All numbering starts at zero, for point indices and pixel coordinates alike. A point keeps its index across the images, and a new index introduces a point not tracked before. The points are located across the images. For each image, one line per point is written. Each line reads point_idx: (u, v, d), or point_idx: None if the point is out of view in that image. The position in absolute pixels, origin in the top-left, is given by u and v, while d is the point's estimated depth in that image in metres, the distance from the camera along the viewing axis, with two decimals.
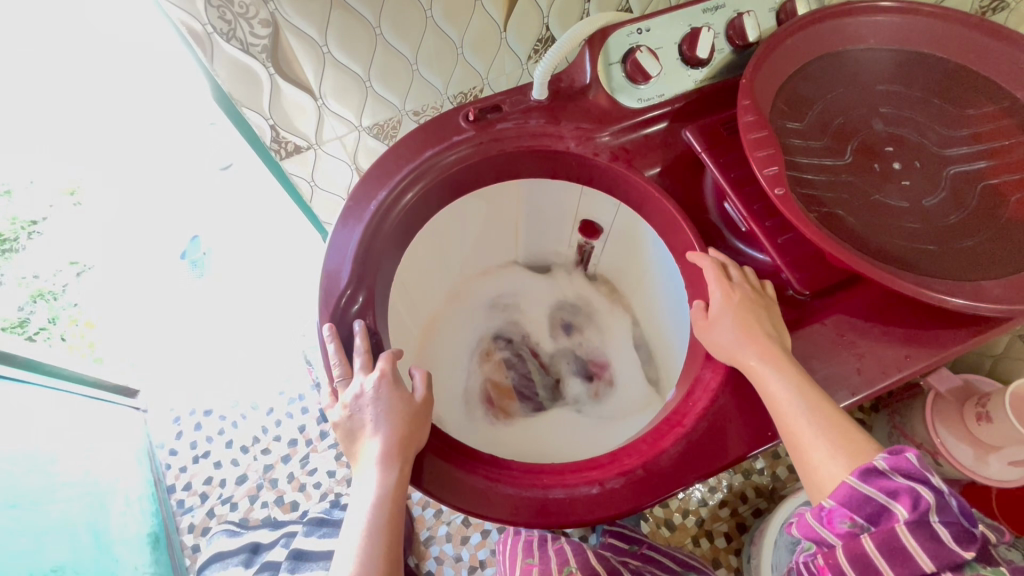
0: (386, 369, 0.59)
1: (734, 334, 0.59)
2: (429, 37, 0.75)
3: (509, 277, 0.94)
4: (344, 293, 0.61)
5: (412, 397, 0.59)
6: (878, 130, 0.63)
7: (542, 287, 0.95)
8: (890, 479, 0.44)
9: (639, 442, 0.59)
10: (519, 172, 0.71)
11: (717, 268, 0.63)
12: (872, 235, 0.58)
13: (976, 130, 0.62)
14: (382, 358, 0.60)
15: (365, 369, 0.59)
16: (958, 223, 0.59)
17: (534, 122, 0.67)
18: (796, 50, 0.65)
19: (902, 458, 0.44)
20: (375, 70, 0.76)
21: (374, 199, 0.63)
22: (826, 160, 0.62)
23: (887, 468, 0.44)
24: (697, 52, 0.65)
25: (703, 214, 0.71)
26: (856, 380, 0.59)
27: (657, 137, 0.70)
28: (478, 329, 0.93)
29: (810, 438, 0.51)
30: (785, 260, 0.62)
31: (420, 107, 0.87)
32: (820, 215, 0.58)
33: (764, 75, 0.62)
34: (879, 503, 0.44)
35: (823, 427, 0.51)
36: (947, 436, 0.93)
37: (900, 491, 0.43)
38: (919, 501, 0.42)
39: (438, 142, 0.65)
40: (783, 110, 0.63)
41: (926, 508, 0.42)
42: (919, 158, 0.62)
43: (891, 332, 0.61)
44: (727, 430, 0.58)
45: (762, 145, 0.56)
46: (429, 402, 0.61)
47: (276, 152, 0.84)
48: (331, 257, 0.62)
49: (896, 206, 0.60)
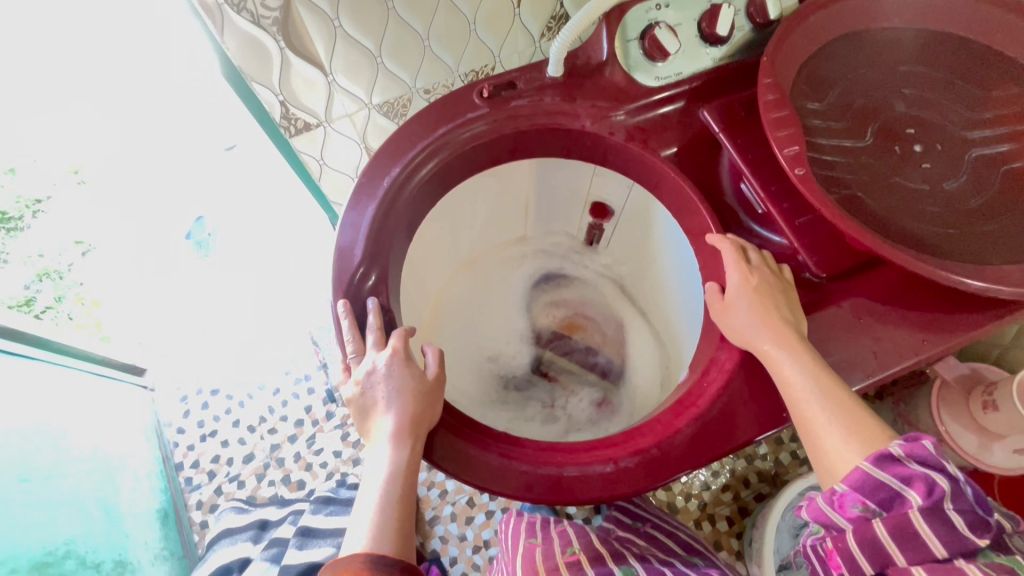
0: (398, 348, 0.58)
1: (750, 317, 0.58)
2: (441, 13, 0.74)
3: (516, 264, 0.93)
4: (357, 271, 0.60)
5: (426, 377, 0.59)
6: (899, 112, 0.63)
7: (563, 273, 0.94)
8: (905, 465, 0.44)
9: (654, 423, 0.58)
10: (534, 151, 0.70)
11: (734, 249, 0.62)
12: (892, 216, 0.58)
13: (1000, 113, 0.61)
14: (393, 336, 0.59)
15: (378, 346, 0.58)
16: (979, 207, 0.58)
17: (549, 100, 0.65)
18: (819, 28, 0.64)
19: (919, 445, 0.44)
20: (387, 45, 0.76)
21: (387, 175, 0.62)
22: (846, 141, 0.62)
23: (902, 454, 0.44)
24: (717, 29, 0.64)
25: (718, 195, 0.70)
26: (871, 363, 0.59)
27: (674, 117, 0.68)
28: (483, 305, 0.91)
29: (825, 423, 0.50)
30: (802, 243, 0.60)
31: (431, 85, 0.87)
32: (840, 197, 0.58)
33: (786, 53, 0.61)
34: (892, 490, 0.44)
35: (838, 413, 0.50)
36: (952, 423, 0.93)
37: (914, 478, 0.43)
38: (933, 488, 0.42)
39: (452, 118, 0.64)
40: (804, 90, 0.62)
41: (940, 495, 0.42)
42: (940, 141, 0.62)
43: (908, 316, 0.60)
44: (741, 413, 0.58)
45: (782, 124, 0.56)
46: (442, 379, 0.60)
47: (285, 129, 0.83)
48: (344, 233, 0.61)
49: (917, 188, 0.60)
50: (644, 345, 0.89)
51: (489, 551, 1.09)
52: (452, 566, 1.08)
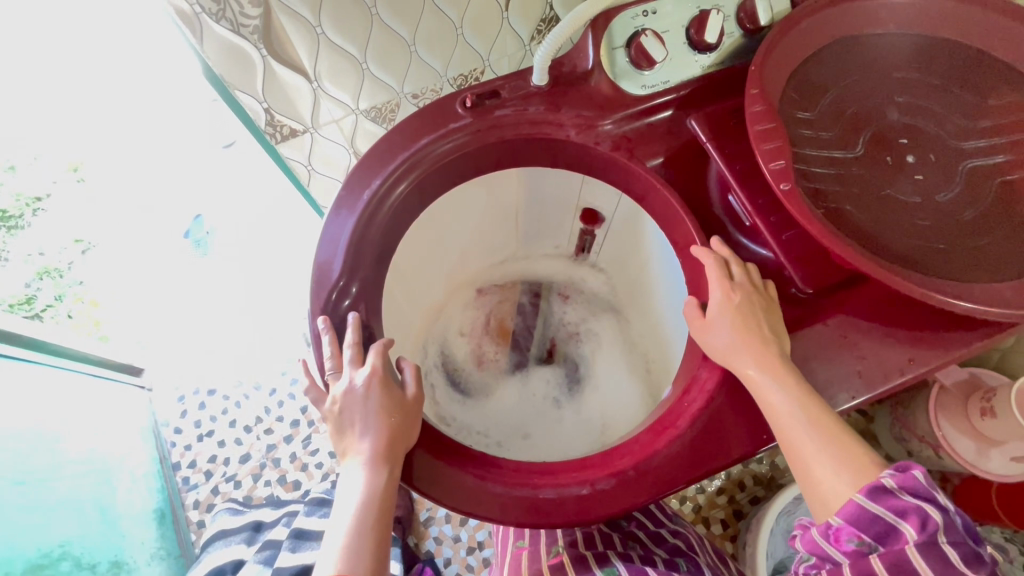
0: (376, 366, 0.58)
1: (732, 338, 0.57)
2: (427, 18, 0.73)
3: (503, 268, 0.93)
4: (337, 285, 0.60)
5: (406, 397, 0.59)
6: (892, 121, 0.61)
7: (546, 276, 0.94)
8: (898, 498, 0.43)
9: (631, 445, 0.57)
10: (519, 159, 0.69)
11: (719, 266, 0.61)
12: (880, 231, 0.56)
13: (996, 122, 0.60)
14: (371, 353, 0.59)
15: (356, 363, 0.58)
16: (971, 220, 0.57)
17: (534, 109, 0.64)
18: (811, 34, 0.62)
19: (910, 476, 0.44)
20: (373, 51, 0.75)
21: (368, 188, 0.62)
22: (836, 152, 0.60)
23: (895, 487, 0.44)
24: (706, 37, 0.63)
25: (706, 206, 0.68)
26: (856, 383, 0.58)
27: (661, 126, 0.67)
28: (467, 312, 0.91)
29: (816, 452, 0.50)
30: (789, 257, 0.59)
31: (419, 90, 0.86)
32: (826, 211, 0.56)
33: (775, 62, 0.60)
34: (887, 523, 0.43)
35: (828, 443, 0.50)
36: (949, 428, 0.92)
37: (909, 511, 0.43)
38: (927, 521, 0.42)
39: (434, 129, 0.63)
40: (793, 99, 0.61)
41: (934, 528, 0.42)
42: (933, 151, 0.60)
43: (896, 333, 0.59)
44: (723, 435, 0.57)
45: (768, 137, 0.54)
46: (419, 397, 0.60)
47: (271, 136, 0.82)
48: (323, 247, 0.60)
49: (907, 201, 0.58)
50: (632, 347, 0.90)
51: (483, 552, 1.10)
52: (447, 567, 1.09)
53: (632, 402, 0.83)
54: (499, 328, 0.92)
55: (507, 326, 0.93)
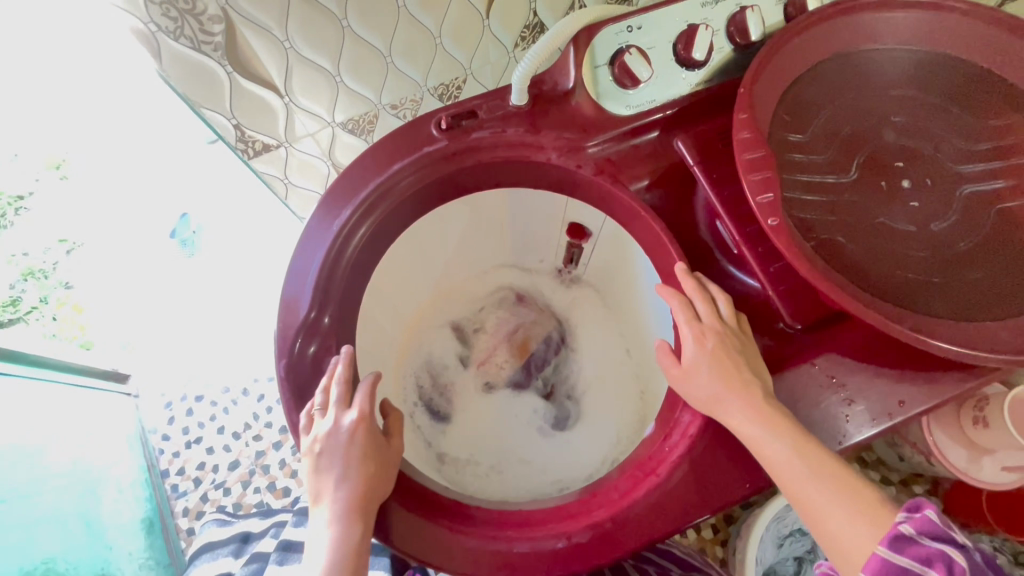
0: (363, 410, 0.56)
1: (713, 384, 0.55)
2: (402, 28, 0.70)
3: (491, 277, 0.88)
4: (305, 321, 0.57)
5: (386, 442, 0.57)
6: (889, 142, 0.58)
7: (539, 287, 0.89)
8: (921, 544, 0.43)
9: (614, 492, 0.56)
10: (501, 182, 0.66)
11: (682, 307, 0.59)
12: (872, 265, 0.54)
13: (997, 144, 0.57)
14: (360, 393, 0.57)
15: (341, 405, 0.56)
16: (968, 251, 0.55)
17: (512, 131, 0.61)
18: (805, 50, 0.59)
19: (927, 519, 0.43)
20: (346, 63, 0.71)
21: (338, 218, 0.59)
22: (829, 176, 0.57)
23: (915, 533, 0.43)
24: (694, 54, 0.60)
25: (692, 233, 0.65)
26: (845, 427, 0.56)
27: (647, 147, 0.64)
28: (450, 322, 0.87)
29: (825, 502, 0.49)
30: (777, 289, 0.57)
31: (398, 100, 0.82)
32: (816, 244, 0.54)
33: (766, 81, 0.57)
34: (915, 574, 0.42)
35: (837, 492, 0.49)
36: (940, 434, 0.90)
37: (933, 558, 0.42)
38: (952, 567, 0.41)
39: (407, 154, 0.60)
40: (785, 120, 0.58)
41: (960, 572, 0.41)
42: (930, 175, 0.57)
43: (886, 371, 0.57)
44: (709, 482, 0.55)
45: (756, 167, 0.52)
46: (398, 446, 0.59)
47: (243, 151, 0.79)
48: (290, 282, 0.58)
49: (902, 230, 0.56)
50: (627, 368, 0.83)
51: None
52: None
53: (624, 431, 0.78)
54: (517, 346, 0.85)
55: (528, 346, 0.86)
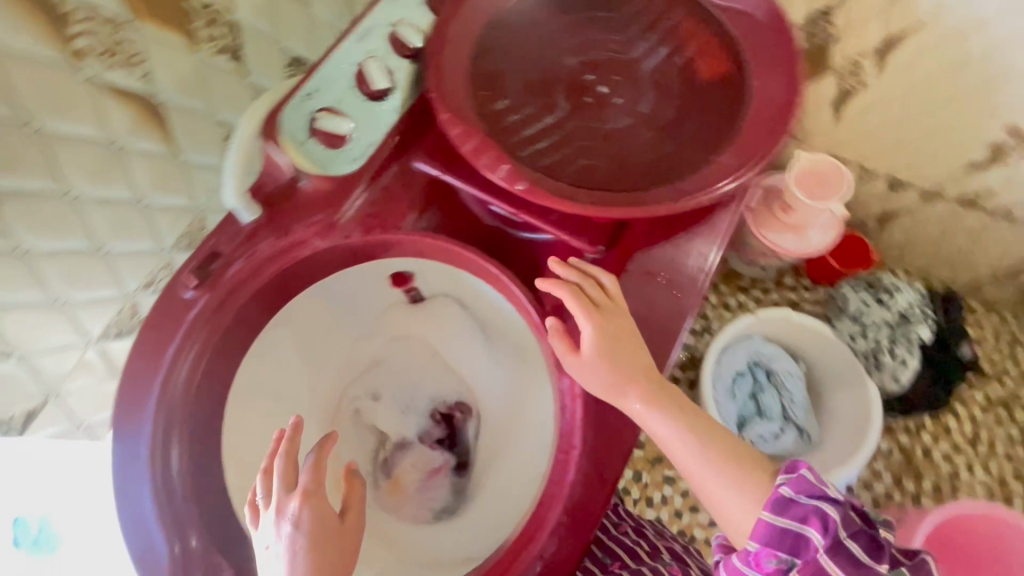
0: (308, 487, 0.53)
1: (608, 374, 0.57)
2: (96, 213, 0.64)
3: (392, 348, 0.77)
4: (171, 552, 0.54)
5: (341, 521, 0.54)
6: (572, 65, 0.65)
7: (418, 335, 0.76)
8: (799, 504, 0.49)
9: (583, 483, 0.57)
10: (288, 293, 0.64)
11: (575, 295, 0.59)
12: (617, 168, 0.61)
13: (644, 25, 0.67)
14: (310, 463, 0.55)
15: (286, 488, 0.53)
16: (676, 113, 0.63)
17: (263, 246, 0.60)
18: (463, 33, 0.64)
19: (802, 479, 0.49)
20: (59, 280, 0.64)
21: (142, 438, 0.56)
22: (546, 120, 0.63)
23: (792, 494, 0.49)
24: (375, 85, 0.61)
25: (480, 226, 0.68)
26: (684, 303, 0.63)
27: (395, 182, 0.65)
28: (349, 394, 0.76)
29: (709, 475, 0.55)
30: (567, 232, 0.63)
31: (148, 276, 0.76)
32: (568, 178, 0.60)
33: (446, 80, 0.61)
34: (795, 534, 0.48)
35: (719, 462, 0.55)
36: (770, 233, 1.00)
37: (809, 517, 0.48)
38: (827, 523, 0.47)
39: (172, 336, 0.58)
40: (485, 97, 0.62)
41: (833, 529, 0.47)
42: (616, 72, 0.65)
43: (683, 238, 0.65)
44: (614, 421, 0.60)
45: (478, 153, 0.59)
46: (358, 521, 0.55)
47: (8, 432, 0.73)
48: (133, 535, 0.54)
49: (623, 126, 0.63)
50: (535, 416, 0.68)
51: None
52: None
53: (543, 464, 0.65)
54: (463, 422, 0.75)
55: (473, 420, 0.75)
